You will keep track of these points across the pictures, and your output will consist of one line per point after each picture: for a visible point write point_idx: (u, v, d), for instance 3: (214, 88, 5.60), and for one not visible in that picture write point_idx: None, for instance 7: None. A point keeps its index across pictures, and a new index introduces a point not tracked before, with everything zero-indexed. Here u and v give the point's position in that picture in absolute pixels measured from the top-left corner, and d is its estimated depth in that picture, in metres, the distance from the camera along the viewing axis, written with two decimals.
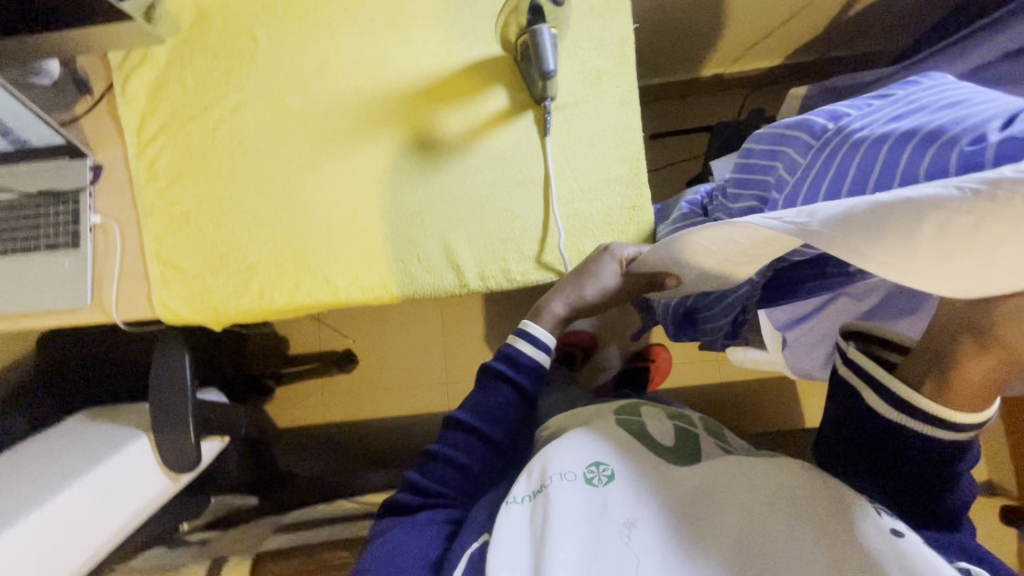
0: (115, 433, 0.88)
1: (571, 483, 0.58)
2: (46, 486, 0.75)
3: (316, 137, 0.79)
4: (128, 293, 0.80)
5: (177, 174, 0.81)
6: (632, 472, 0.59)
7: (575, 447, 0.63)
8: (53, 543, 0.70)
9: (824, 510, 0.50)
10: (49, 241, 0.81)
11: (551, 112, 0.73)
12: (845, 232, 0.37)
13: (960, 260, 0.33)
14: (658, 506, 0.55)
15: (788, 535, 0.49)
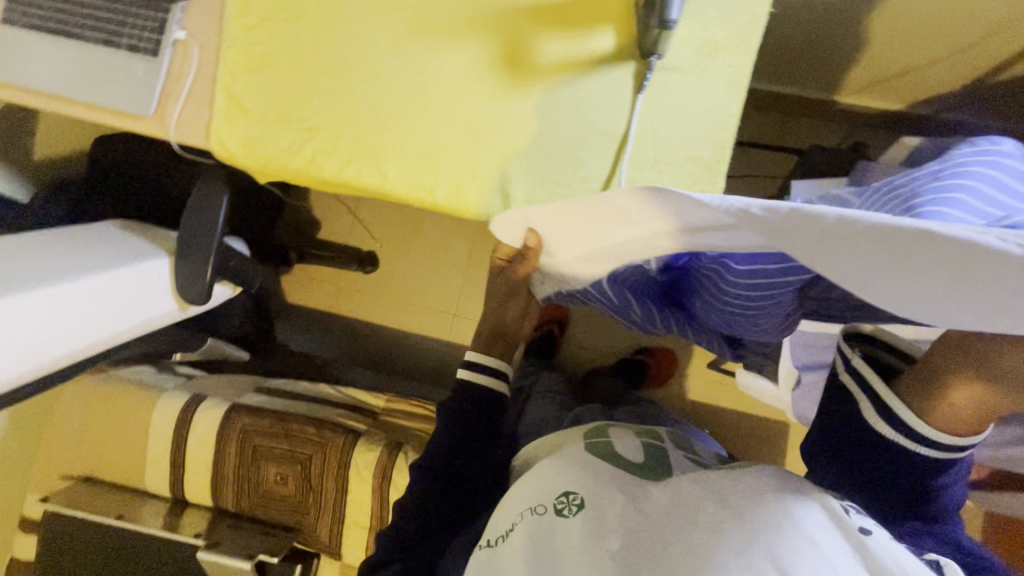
0: (142, 245, 0.91)
1: (540, 516, 0.60)
2: (64, 267, 0.78)
3: (412, 21, 0.76)
4: (189, 117, 0.80)
5: (268, 15, 0.79)
6: (598, 496, 0.58)
7: (539, 478, 0.66)
8: (52, 322, 0.73)
9: (797, 503, 0.50)
10: (131, 43, 0.81)
11: (653, 70, 0.69)
12: (847, 246, 0.36)
13: (965, 295, 0.35)
14: (623, 526, 0.54)
15: (758, 518, 0.48)
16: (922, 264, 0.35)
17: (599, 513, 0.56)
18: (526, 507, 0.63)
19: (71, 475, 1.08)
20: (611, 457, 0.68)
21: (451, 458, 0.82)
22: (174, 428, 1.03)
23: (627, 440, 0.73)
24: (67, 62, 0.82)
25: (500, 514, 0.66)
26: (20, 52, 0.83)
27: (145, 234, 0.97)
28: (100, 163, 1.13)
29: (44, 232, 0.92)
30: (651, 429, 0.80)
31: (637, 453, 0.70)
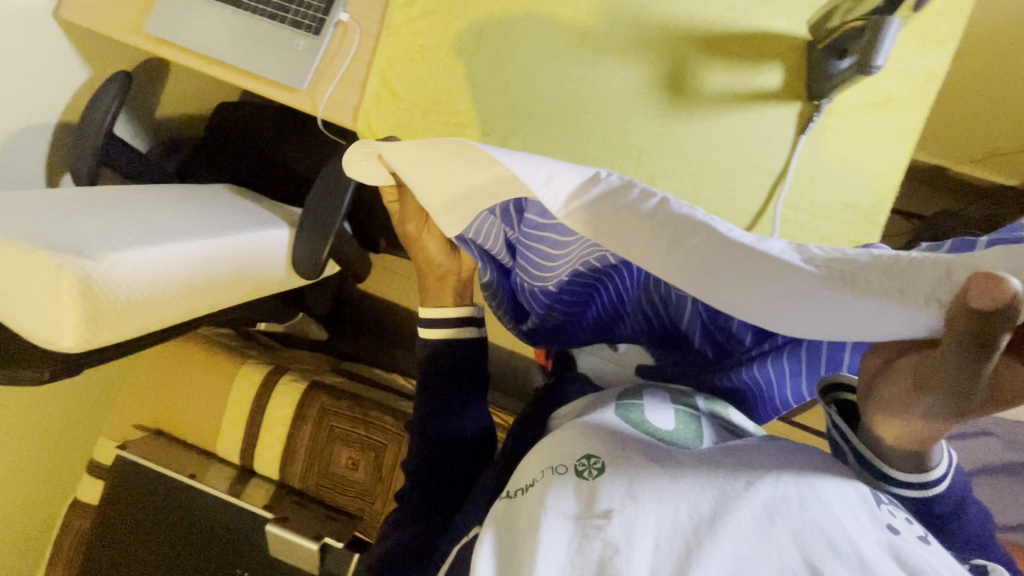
0: (267, 215, 0.91)
1: (559, 478, 0.47)
2: (212, 227, 0.77)
3: (576, 33, 0.76)
4: (340, 97, 0.82)
5: (431, 9, 0.81)
6: (620, 454, 0.48)
7: (557, 441, 0.54)
8: (200, 276, 0.72)
9: (831, 488, 0.42)
10: (296, 20, 0.84)
11: (820, 113, 0.69)
12: (686, 244, 0.38)
13: (782, 300, 0.37)
14: (633, 469, 0.46)
15: (792, 495, 0.40)
16: (733, 275, 0.37)
17: (625, 471, 0.45)
18: (549, 467, 0.50)
19: (144, 425, 1.09)
20: (639, 423, 0.56)
21: (430, 416, 0.85)
22: (255, 396, 1.04)
23: (661, 410, 0.59)
24: (232, 29, 0.85)
25: (521, 473, 0.54)
26: (190, 15, 0.87)
27: (264, 202, 0.99)
28: (225, 130, 1.17)
29: (173, 185, 0.95)
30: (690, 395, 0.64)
31: (666, 422, 0.57)
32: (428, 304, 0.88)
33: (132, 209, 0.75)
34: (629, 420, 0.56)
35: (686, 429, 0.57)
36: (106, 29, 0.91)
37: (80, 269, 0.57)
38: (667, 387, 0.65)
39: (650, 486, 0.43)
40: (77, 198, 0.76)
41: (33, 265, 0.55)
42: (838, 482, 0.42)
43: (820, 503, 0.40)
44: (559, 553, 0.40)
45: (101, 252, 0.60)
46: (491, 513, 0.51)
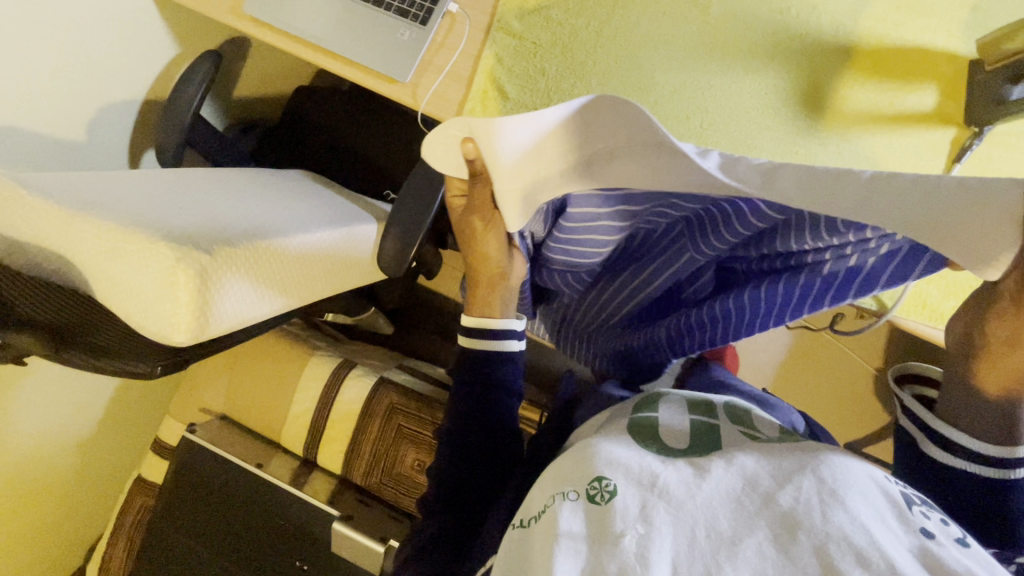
0: (349, 207, 0.89)
1: (568, 505, 0.44)
2: (303, 222, 0.75)
3: (704, 36, 0.71)
4: (444, 92, 0.79)
5: (547, 4, 0.77)
6: (637, 472, 0.44)
7: (567, 457, 0.51)
8: (294, 275, 0.70)
9: (847, 487, 0.40)
10: (401, 8, 0.80)
11: (979, 142, 0.62)
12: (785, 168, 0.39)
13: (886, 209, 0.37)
14: (648, 487, 0.42)
15: (807, 499, 0.40)
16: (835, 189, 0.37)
17: (638, 490, 0.42)
18: (557, 492, 0.46)
19: (211, 408, 1.09)
20: (653, 442, 0.51)
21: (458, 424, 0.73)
22: (321, 391, 1.02)
23: (675, 425, 0.54)
24: (333, 14, 0.83)
25: (533, 495, 0.51)
26: None
27: (338, 191, 0.96)
28: (307, 114, 1.15)
29: (255, 170, 0.93)
30: (711, 405, 0.59)
31: (682, 438, 0.52)
32: (477, 316, 0.73)
33: (223, 196, 0.73)
34: (641, 440, 0.51)
35: (711, 440, 0.51)
36: (202, 6, 0.89)
37: (199, 262, 0.55)
38: (681, 397, 0.61)
39: (665, 504, 0.41)
40: (173, 182, 0.75)
41: (155, 259, 0.54)
42: (853, 474, 0.42)
43: (847, 511, 0.38)
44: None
45: (216, 246, 0.58)
46: (508, 545, 0.48)
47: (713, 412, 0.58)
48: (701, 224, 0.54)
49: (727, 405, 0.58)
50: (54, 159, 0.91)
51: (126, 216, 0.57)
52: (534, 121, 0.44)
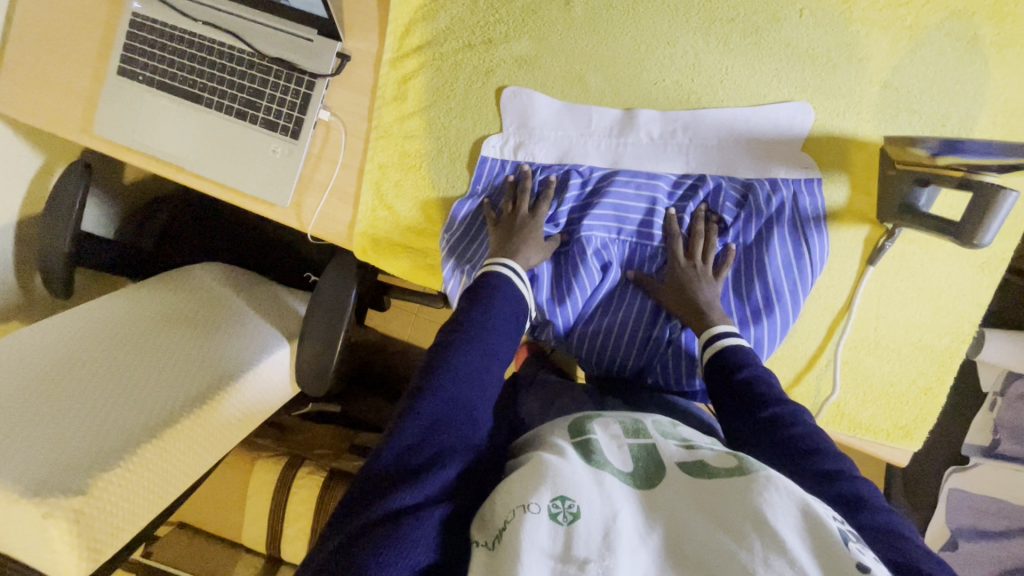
0: (257, 327, 0.82)
1: (529, 520, 0.38)
2: (196, 383, 0.70)
3: (601, 139, 0.64)
4: (331, 212, 0.72)
5: (424, 104, 0.69)
6: (607, 509, 0.39)
7: (520, 468, 0.45)
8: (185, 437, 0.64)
9: (791, 520, 0.37)
10: (268, 119, 0.72)
11: (891, 243, 0.58)
12: (734, 119, 0.61)
13: (759, 151, 0.61)
14: (607, 515, 0.39)
15: (755, 553, 0.36)
16: (747, 136, 0.61)
17: (603, 517, 0.38)
18: (516, 504, 0.40)
19: (168, 520, 1.07)
20: (603, 466, 0.44)
21: (469, 355, 0.53)
22: (273, 493, 1.00)
23: (614, 450, 0.47)
24: (194, 127, 0.74)
25: (480, 508, 0.44)
26: (145, 114, 0.75)
27: (240, 296, 0.87)
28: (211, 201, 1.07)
29: (145, 289, 0.85)
30: (640, 422, 0.51)
31: (629, 461, 0.45)
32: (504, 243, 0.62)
33: (107, 372, 0.69)
34: (593, 462, 0.44)
35: (652, 469, 0.45)
36: (50, 128, 0.79)
37: (72, 509, 0.52)
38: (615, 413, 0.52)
39: (627, 540, 0.38)
40: (49, 359, 0.69)
41: (23, 515, 0.50)
42: (788, 502, 0.38)
43: (789, 557, 0.35)
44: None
45: (94, 478, 0.54)
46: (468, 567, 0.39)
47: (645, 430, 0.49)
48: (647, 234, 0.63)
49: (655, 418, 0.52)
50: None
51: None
52: (581, 109, 0.65)
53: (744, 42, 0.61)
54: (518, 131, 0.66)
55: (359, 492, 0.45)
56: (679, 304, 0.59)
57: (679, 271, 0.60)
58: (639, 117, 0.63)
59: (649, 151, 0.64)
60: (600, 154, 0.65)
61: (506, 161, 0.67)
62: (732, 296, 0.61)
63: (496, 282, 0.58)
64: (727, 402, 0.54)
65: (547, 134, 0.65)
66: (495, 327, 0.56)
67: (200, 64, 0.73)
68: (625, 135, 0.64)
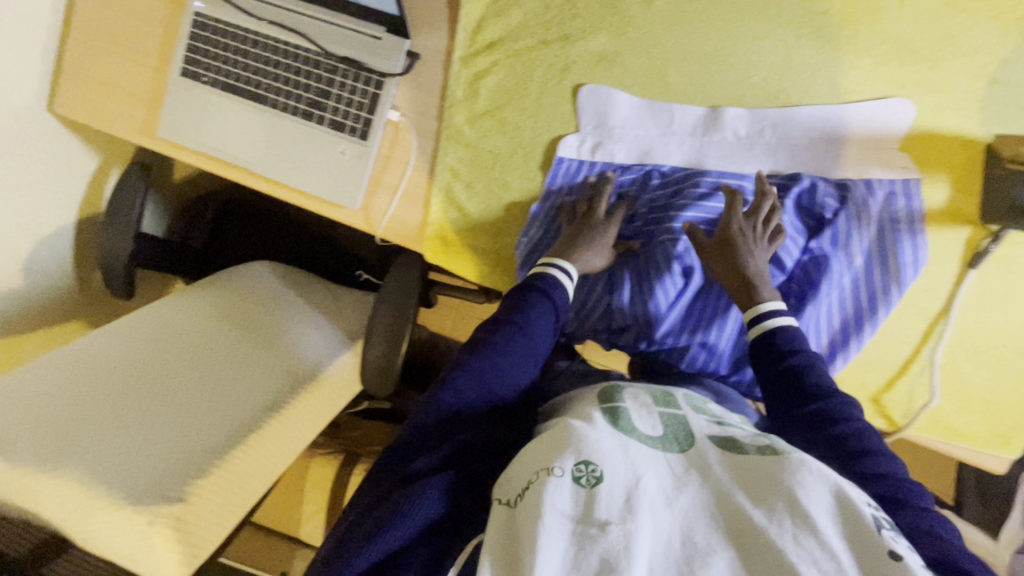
0: (317, 327, 0.82)
1: (554, 481, 0.41)
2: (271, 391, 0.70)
3: (685, 138, 0.63)
4: (400, 215, 0.71)
5: (498, 104, 0.67)
6: (630, 472, 0.41)
7: (549, 434, 0.47)
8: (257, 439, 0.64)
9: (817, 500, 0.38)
10: (335, 120, 0.70)
11: (996, 245, 0.56)
12: (827, 116, 0.59)
13: (854, 149, 0.59)
14: (631, 478, 0.40)
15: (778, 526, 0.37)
16: (841, 134, 0.59)
17: (626, 480, 0.40)
18: (540, 467, 0.43)
19: None
20: (633, 431, 0.46)
21: (500, 352, 0.58)
22: (330, 489, 1.02)
23: (643, 415, 0.49)
24: (259, 130, 0.73)
25: (510, 471, 0.47)
26: (209, 116, 0.74)
27: (300, 296, 0.87)
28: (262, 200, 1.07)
29: (203, 290, 0.84)
30: (669, 396, 0.54)
31: (657, 426, 0.48)
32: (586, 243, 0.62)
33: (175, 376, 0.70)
34: (620, 429, 0.46)
35: (682, 436, 0.47)
36: (113, 132, 0.79)
37: (172, 516, 0.52)
38: (644, 388, 0.55)
39: (650, 501, 0.39)
40: (128, 367, 0.70)
41: (129, 524, 0.51)
42: (819, 484, 0.39)
43: (816, 536, 0.36)
44: (554, 562, 0.36)
45: (191, 485, 0.55)
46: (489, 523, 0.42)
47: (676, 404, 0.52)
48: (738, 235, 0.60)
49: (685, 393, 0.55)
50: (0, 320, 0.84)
51: (94, 467, 0.55)
52: (664, 107, 0.63)
53: (839, 34, 0.58)
54: (596, 129, 0.65)
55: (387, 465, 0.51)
56: (729, 274, 0.57)
57: (733, 233, 0.57)
58: (726, 114, 0.61)
59: (736, 150, 0.62)
60: (683, 154, 0.63)
61: (584, 161, 0.65)
62: (829, 299, 0.59)
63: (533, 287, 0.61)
64: (767, 383, 0.54)
65: (628, 134, 0.64)
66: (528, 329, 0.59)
67: (265, 65, 0.72)
68: (710, 134, 0.62)
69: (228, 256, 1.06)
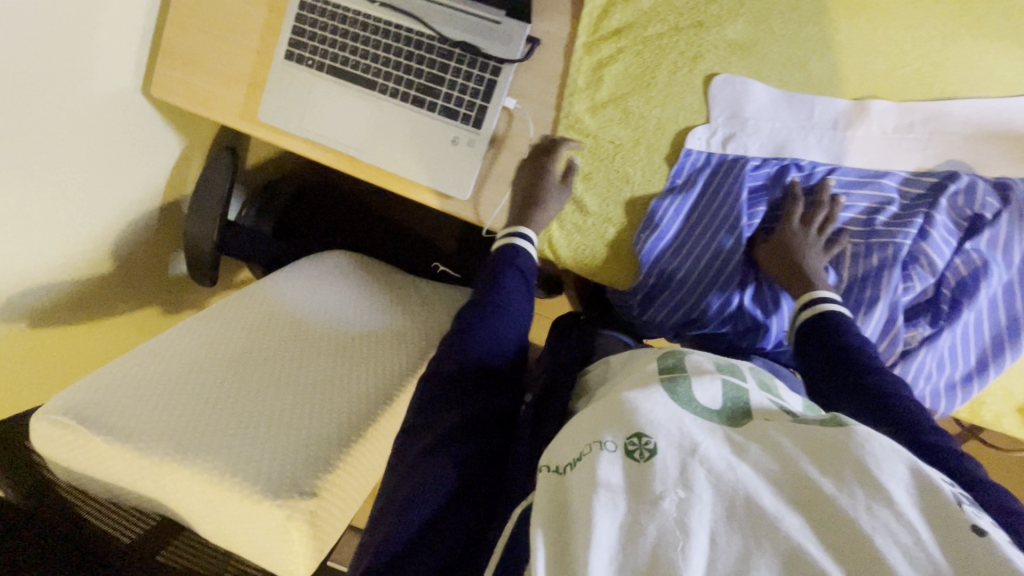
0: (378, 307, 0.82)
1: (606, 456, 0.41)
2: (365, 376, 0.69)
3: (826, 131, 0.60)
4: (512, 206, 0.68)
5: (621, 93, 0.64)
6: (686, 447, 0.41)
7: (599, 405, 0.48)
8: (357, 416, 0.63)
9: (887, 474, 0.37)
10: (446, 106, 0.68)
11: None
12: (984, 112, 0.57)
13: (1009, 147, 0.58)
14: (681, 450, 0.40)
15: (849, 502, 0.36)
16: (996, 130, 0.57)
17: (678, 450, 0.40)
18: (591, 440, 0.43)
19: None
20: (689, 402, 0.46)
21: (472, 327, 0.59)
22: None
23: (702, 383, 0.49)
24: (364, 116, 0.71)
25: (559, 442, 0.47)
26: (312, 101, 0.73)
27: (376, 285, 0.87)
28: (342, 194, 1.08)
29: (280, 274, 0.85)
30: (733, 365, 0.53)
31: (715, 396, 0.47)
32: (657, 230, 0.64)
33: (242, 352, 0.70)
34: (676, 398, 0.46)
35: (737, 412, 0.47)
36: (209, 114, 0.77)
37: (308, 511, 0.51)
38: (706, 354, 0.55)
39: (706, 470, 0.39)
40: (231, 354, 0.69)
41: (266, 517, 0.50)
42: (892, 460, 0.38)
43: (891, 508, 0.35)
44: (609, 535, 0.37)
45: (320, 480, 0.54)
46: (544, 489, 0.43)
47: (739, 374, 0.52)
48: (884, 237, 0.59)
49: (752, 366, 0.54)
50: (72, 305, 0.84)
51: (226, 457, 0.53)
52: (805, 98, 0.60)
53: (1002, 26, 0.56)
54: (729, 120, 0.62)
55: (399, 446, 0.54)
56: (782, 268, 0.60)
57: (786, 231, 0.60)
58: (875, 106, 0.58)
59: (885, 145, 0.59)
60: (823, 147, 0.60)
61: (713, 154, 0.63)
62: (981, 302, 0.59)
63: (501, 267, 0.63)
64: (821, 367, 0.55)
65: (763, 126, 0.61)
66: (506, 302, 0.61)
67: (375, 49, 0.70)
68: (855, 127, 0.59)
69: (301, 245, 1.04)
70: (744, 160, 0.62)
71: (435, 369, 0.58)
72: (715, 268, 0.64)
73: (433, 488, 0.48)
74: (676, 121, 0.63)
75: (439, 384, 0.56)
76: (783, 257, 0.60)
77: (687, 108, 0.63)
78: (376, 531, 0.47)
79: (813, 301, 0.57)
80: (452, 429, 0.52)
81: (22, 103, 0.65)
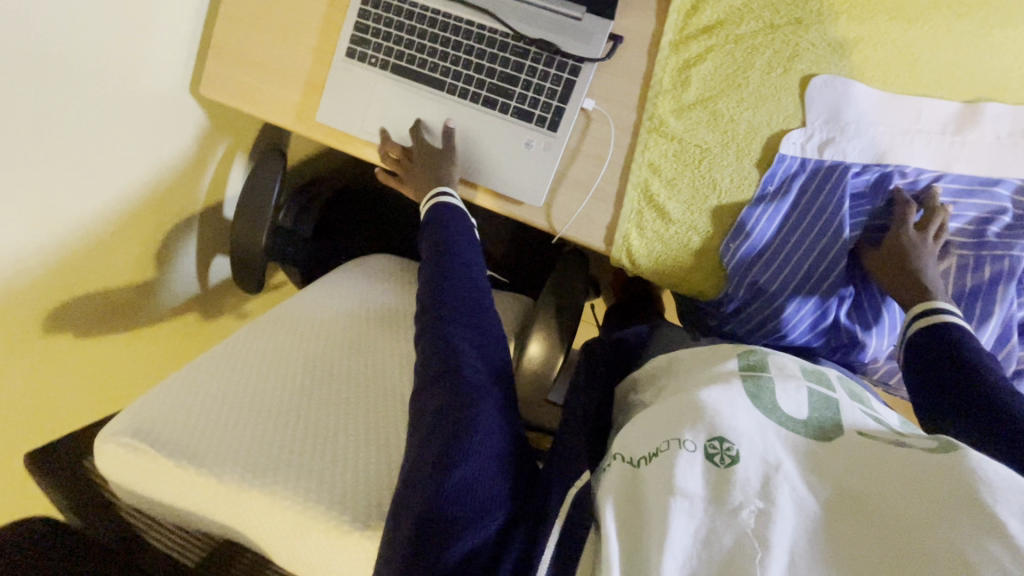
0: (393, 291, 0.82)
1: (685, 456, 0.39)
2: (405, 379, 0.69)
3: (934, 136, 0.57)
4: (586, 213, 0.65)
5: (709, 94, 0.61)
6: (772, 461, 0.39)
7: (673, 403, 0.46)
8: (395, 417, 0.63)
9: (996, 499, 0.33)
10: (518, 107, 0.64)
11: None
12: None
13: None
14: (767, 462, 0.39)
15: (950, 532, 0.32)
16: None
17: (762, 463, 0.39)
18: (670, 437, 0.41)
19: None
20: (771, 411, 0.45)
21: (440, 291, 0.58)
22: None
23: (789, 391, 0.47)
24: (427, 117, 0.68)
25: (631, 431, 0.46)
26: (373, 100, 0.69)
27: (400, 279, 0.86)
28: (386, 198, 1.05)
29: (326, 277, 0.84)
30: (821, 374, 0.51)
31: (801, 406, 0.46)
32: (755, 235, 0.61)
33: (281, 348, 0.68)
34: (760, 405, 0.45)
35: (826, 425, 0.44)
36: (260, 115, 0.73)
37: None
38: (792, 357, 0.53)
39: (789, 486, 0.37)
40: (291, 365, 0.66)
41: (354, 548, 0.47)
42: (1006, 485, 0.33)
43: (1002, 539, 0.31)
44: (682, 539, 0.36)
45: None
46: (617, 484, 0.42)
47: (827, 383, 0.50)
48: (996, 248, 0.57)
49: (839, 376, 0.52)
50: (115, 313, 0.81)
51: (305, 480, 0.50)
52: (913, 101, 0.58)
53: None
54: (830, 123, 0.58)
55: (415, 415, 0.51)
56: (892, 274, 0.57)
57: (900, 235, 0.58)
58: (985, 111, 0.57)
59: (995, 152, 0.57)
60: (929, 153, 0.58)
61: (809, 160, 0.59)
62: None
63: (452, 215, 0.64)
64: (923, 380, 0.52)
65: (866, 130, 0.58)
66: (465, 260, 0.61)
67: (443, 46, 0.66)
68: (965, 132, 0.57)
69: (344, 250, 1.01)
70: (846, 164, 0.59)
71: (437, 331, 0.55)
72: (811, 278, 0.61)
73: (481, 451, 0.46)
74: (769, 125, 0.60)
75: (473, 352, 0.53)
76: (892, 263, 0.58)
77: (781, 111, 0.59)
78: (417, 495, 0.43)
79: (930, 311, 0.54)
80: (471, 384, 0.50)
81: (73, 101, 0.62)
